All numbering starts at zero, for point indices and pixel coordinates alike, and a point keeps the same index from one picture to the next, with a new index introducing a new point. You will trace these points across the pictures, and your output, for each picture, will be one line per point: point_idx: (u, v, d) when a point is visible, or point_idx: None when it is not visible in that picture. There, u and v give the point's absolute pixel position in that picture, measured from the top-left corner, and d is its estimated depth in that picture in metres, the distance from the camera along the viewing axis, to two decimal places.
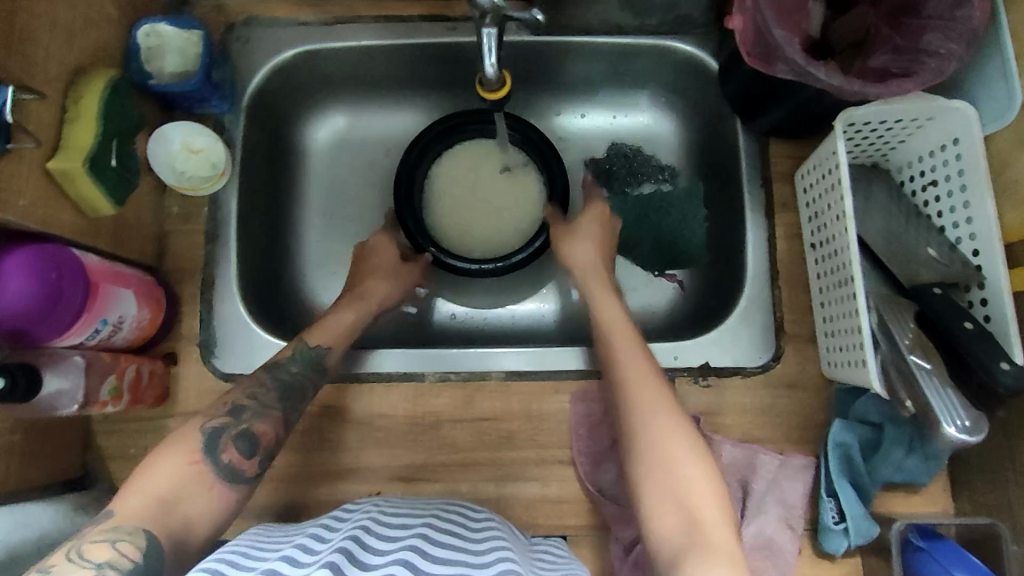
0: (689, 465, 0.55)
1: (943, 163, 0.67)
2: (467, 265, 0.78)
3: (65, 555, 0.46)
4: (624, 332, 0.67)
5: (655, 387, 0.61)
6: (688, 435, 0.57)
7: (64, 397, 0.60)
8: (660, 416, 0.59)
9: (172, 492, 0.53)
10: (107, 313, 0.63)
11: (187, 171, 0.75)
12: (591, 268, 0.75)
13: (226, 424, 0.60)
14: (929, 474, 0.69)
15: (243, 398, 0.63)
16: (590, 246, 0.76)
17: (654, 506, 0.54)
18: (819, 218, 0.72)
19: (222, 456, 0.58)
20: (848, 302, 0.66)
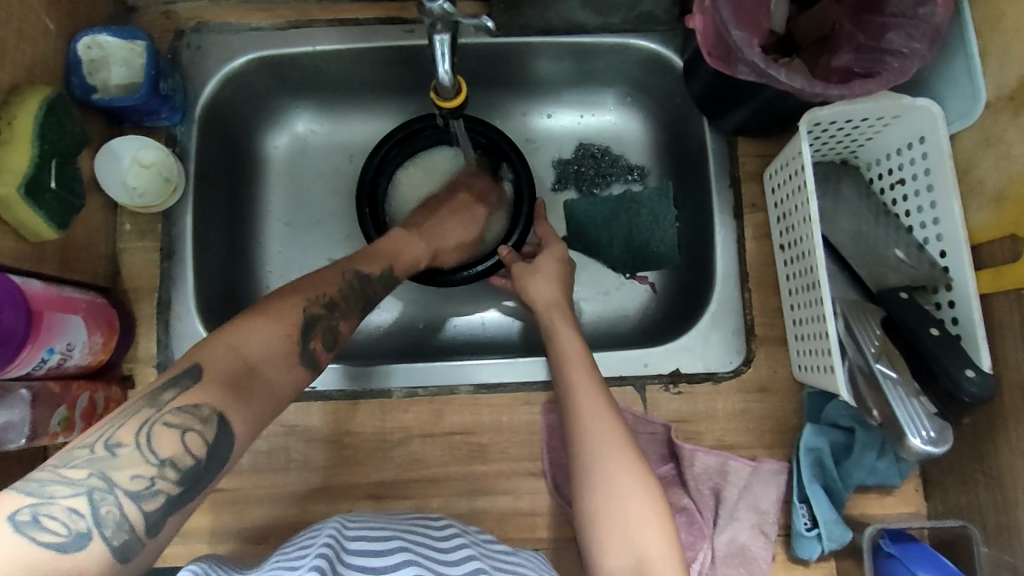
0: (640, 510, 0.55)
1: (910, 162, 0.65)
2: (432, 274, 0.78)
3: (135, 437, 0.44)
4: (575, 364, 0.66)
5: (608, 424, 0.60)
6: (640, 477, 0.57)
7: (11, 430, 0.57)
8: (613, 456, 0.58)
9: (255, 361, 0.51)
10: (54, 341, 0.60)
11: (137, 188, 0.72)
12: (550, 303, 0.74)
13: (320, 315, 0.57)
14: (902, 476, 0.68)
15: (336, 294, 0.60)
16: (552, 283, 0.75)
17: (604, 542, 0.54)
18: (786, 220, 0.70)
19: (310, 346, 0.55)
20: (816, 306, 0.65)
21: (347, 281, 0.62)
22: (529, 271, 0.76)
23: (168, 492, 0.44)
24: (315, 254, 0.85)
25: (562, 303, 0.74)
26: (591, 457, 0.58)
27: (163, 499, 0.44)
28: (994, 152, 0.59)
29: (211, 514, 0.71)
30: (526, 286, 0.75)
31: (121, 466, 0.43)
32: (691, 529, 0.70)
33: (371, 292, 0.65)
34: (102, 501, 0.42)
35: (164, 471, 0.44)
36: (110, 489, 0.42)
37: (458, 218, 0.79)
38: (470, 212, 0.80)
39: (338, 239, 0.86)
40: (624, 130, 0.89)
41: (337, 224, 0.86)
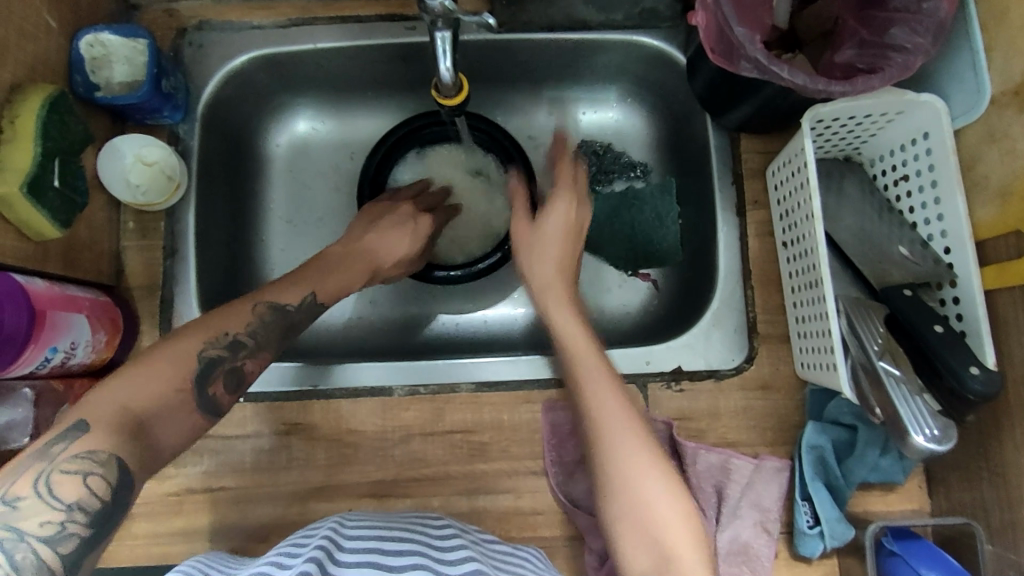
0: (661, 503, 0.52)
1: (914, 158, 0.65)
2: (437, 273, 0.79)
3: (34, 487, 0.45)
4: (581, 342, 0.62)
5: (621, 411, 0.57)
6: (658, 466, 0.54)
7: (14, 430, 0.58)
8: (629, 446, 0.55)
9: (145, 414, 0.49)
10: (57, 341, 0.60)
11: (139, 185, 0.72)
12: (551, 274, 0.68)
13: (219, 357, 0.55)
14: (905, 473, 0.68)
15: (241, 331, 0.58)
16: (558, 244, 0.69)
17: (627, 543, 0.52)
18: (789, 217, 0.70)
19: (209, 390, 0.54)
20: (818, 305, 0.64)
21: (260, 314, 0.59)
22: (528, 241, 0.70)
23: (81, 533, 0.45)
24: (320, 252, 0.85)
25: (564, 273, 0.68)
26: (608, 448, 0.55)
27: (76, 542, 0.45)
28: (999, 147, 0.59)
29: (214, 512, 0.71)
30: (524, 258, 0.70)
31: (25, 515, 0.44)
32: None
33: (291, 324, 0.62)
34: (14, 548, 0.43)
35: (72, 514, 0.45)
36: (19, 537, 0.43)
37: (399, 233, 0.73)
38: (412, 227, 0.75)
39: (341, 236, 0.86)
40: (626, 126, 0.89)
41: (342, 221, 0.86)
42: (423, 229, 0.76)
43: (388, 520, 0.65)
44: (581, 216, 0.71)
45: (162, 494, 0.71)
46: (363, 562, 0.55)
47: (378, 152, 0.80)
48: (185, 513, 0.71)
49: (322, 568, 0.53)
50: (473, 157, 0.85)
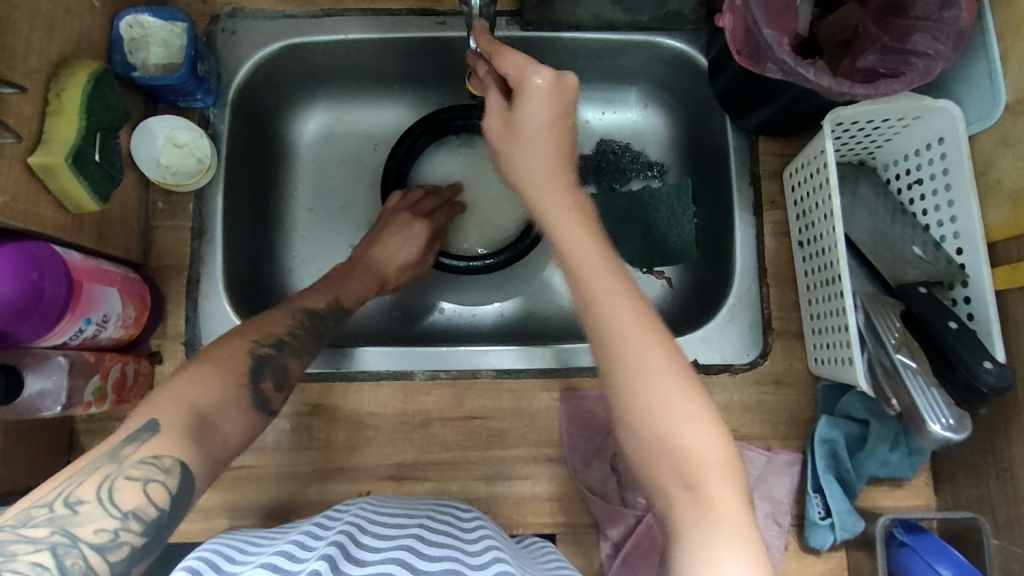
0: (684, 428, 0.47)
1: (928, 162, 0.67)
2: (457, 264, 0.82)
3: (95, 492, 0.46)
4: (589, 262, 0.55)
5: (637, 324, 0.52)
6: (683, 389, 0.49)
7: (47, 398, 0.59)
8: (648, 365, 0.50)
9: (209, 410, 0.53)
10: (90, 312, 0.62)
11: (171, 166, 0.74)
12: (544, 173, 0.60)
13: (269, 355, 0.60)
14: (913, 470, 0.70)
15: (284, 331, 0.63)
16: (541, 114, 0.59)
17: (656, 475, 0.48)
18: (807, 217, 0.72)
19: (262, 386, 0.58)
20: (835, 301, 0.66)
21: (296, 319, 0.65)
22: (511, 136, 0.62)
23: (134, 542, 0.46)
24: (342, 239, 0.87)
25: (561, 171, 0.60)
26: (628, 361, 0.50)
27: (127, 551, 0.45)
28: (1013, 153, 0.61)
29: (233, 491, 0.72)
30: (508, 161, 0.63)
31: (84, 520, 0.44)
32: None
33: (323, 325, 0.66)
34: (66, 554, 0.43)
35: (128, 522, 0.46)
36: (73, 543, 0.43)
37: (399, 242, 0.76)
38: (413, 233, 0.77)
39: (362, 224, 0.87)
40: (644, 127, 0.91)
41: (364, 210, 0.88)
42: (419, 233, 0.78)
43: (405, 504, 0.66)
44: (562, 89, 0.58)
45: None
46: (383, 547, 0.56)
47: (398, 148, 0.82)
48: (206, 490, 0.72)
49: (344, 550, 0.53)
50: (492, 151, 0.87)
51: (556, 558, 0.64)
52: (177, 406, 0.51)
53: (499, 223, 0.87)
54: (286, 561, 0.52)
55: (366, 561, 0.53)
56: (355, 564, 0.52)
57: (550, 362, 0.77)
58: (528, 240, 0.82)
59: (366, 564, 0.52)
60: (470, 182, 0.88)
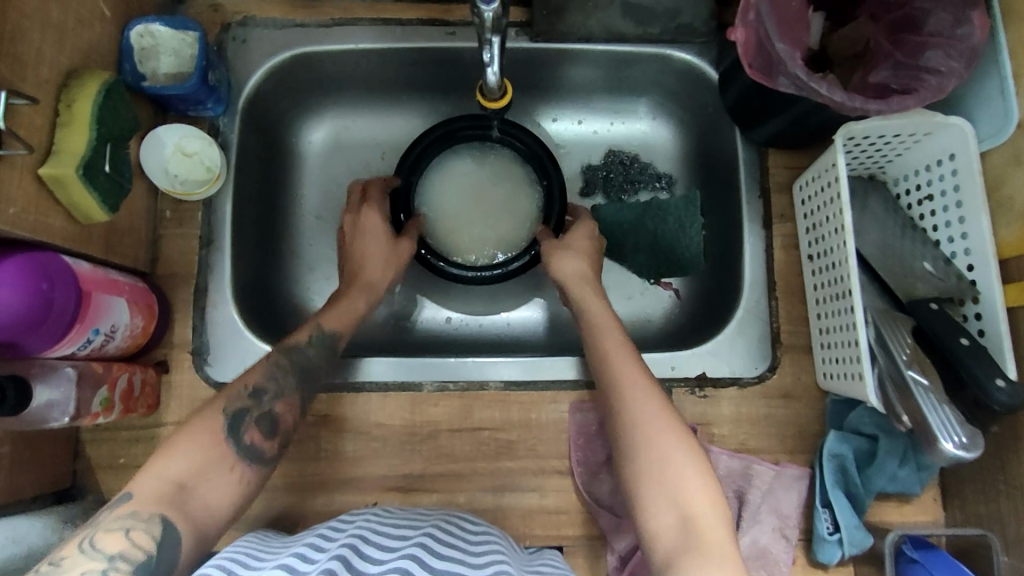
0: (674, 459, 0.56)
1: (939, 178, 0.67)
2: (461, 271, 0.79)
3: (79, 546, 0.47)
4: (606, 333, 0.67)
5: (644, 387, 0.62)
6: (680, 442, 0.57)
7: (55, 409, 0.59)
8: (646, 410, 0.60)
9: (187, 476, 0.53)
10: (99, 322, 0.61)
11: (178, 175, 0.73)
12: (585, 277, 0.74)
13: (247, 407, 0.60)
14: (922, 484, 0.70)
15: (263, 379, 0.63)
16: (580, 259, 0.75)
17: (650, 506, 0.55)
18: (818, 231, 0.72)
19: (243, 438, 0.58)
20: (846, 316, 0.66)
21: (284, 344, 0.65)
22: (560, 247, 0.76)
23: None
24: None
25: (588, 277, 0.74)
26: (633, 417, 0.59)
27: None
28: None
29: None
30: (552, 264, 0.75)
31: (69, 566, 0.45)
32: None
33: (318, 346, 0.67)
34: None
35: (115, 563, 0.47)
36: None
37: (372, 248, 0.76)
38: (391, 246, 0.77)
39: None
40: (653, 138, 0.90)
41: None
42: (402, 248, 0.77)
43: (409, 516, 0.66)
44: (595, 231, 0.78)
45: None
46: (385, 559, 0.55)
47: (410, 154, 0.80)
48: None
49: (347, 563, 0.53)
50: (500, 165, 0.87)
51: (546, 564, 0.65)
52: (154, 477, 0.52)
53: (505, 235, 0.87)
54: (286, 573, 0.51)
55: (368, 572, 0.52)
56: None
57: (571, 373, 0.76)
58: (534, 252, 0.79)
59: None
60: (475, 195, 0.86)
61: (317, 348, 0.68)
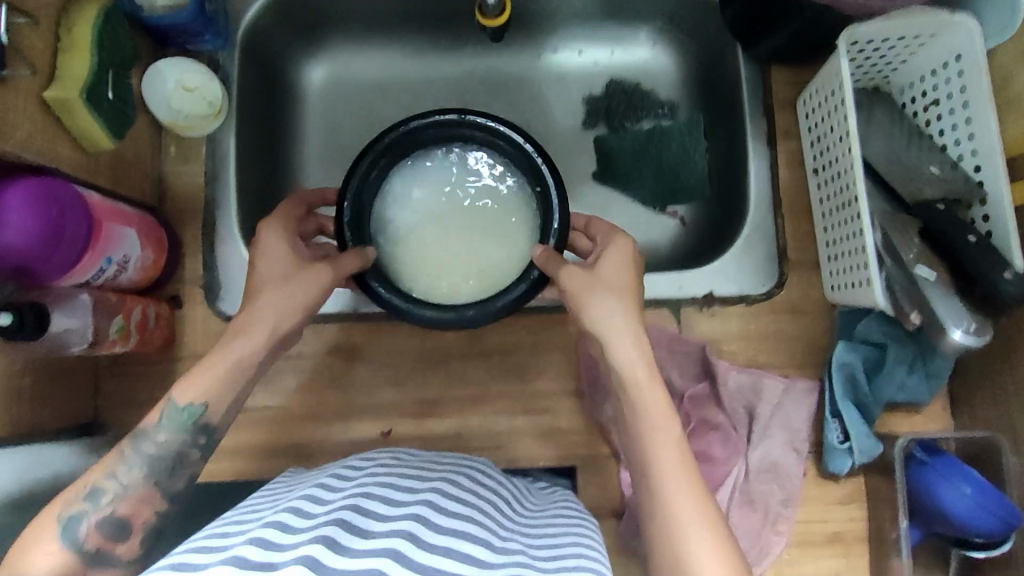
0: (679, 503, 0.51)
1: (945, 82, 0.66)
2: (429, 313, 0.62)
3: None
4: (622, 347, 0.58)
5: (665, 427, 0.54)
6: (711, 526, 0.50)
7: (75, 335, 0.60)
8: (658, 444, 0.53)
9: None
10: (111, 251, 0.62)
11: (180, 109, 0.73)
12: (623, 331, 0.58)
13: (83, 510, 0.51)
14: (930, 394, 0.71)
15: (103, 476, 0.53)
16: (609, 286, 0.60)
17: (656, 554, 0.51)
18: (822, 142, 0.72)
19: (86, 540, 0.50)
20: (852, 224, 0.66)
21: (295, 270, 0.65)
22: (593, 287, 0.59)
23: None
24: None
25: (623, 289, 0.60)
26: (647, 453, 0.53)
27: None
28: None
29: (259, 432, 0.73)
30: (584, 306, 0.59)
31: None
32: (726, 445, 0.73)
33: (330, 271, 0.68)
34: None
35: None
36: None
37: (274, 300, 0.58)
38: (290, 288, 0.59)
39: None
40: (655, 65, 0.89)
41: None
42: (303, 295, 0.59)
43: (419, 463, 0.60)
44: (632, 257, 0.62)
45: None
46: (396, 514, 0.49)
47: (355, 166, 0.63)
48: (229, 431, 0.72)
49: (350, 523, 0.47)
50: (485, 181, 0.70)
51: (565, 506, 0.63)
52: None
53: (501, 261, 0.69)
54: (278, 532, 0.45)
55: (370, 534, 0.46)
56: (360, 536, 0.46)
57: None
58: (534, 273, 0.62)
59: (371, 537, 0.46)
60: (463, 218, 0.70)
61: (173, 427, 0.55)
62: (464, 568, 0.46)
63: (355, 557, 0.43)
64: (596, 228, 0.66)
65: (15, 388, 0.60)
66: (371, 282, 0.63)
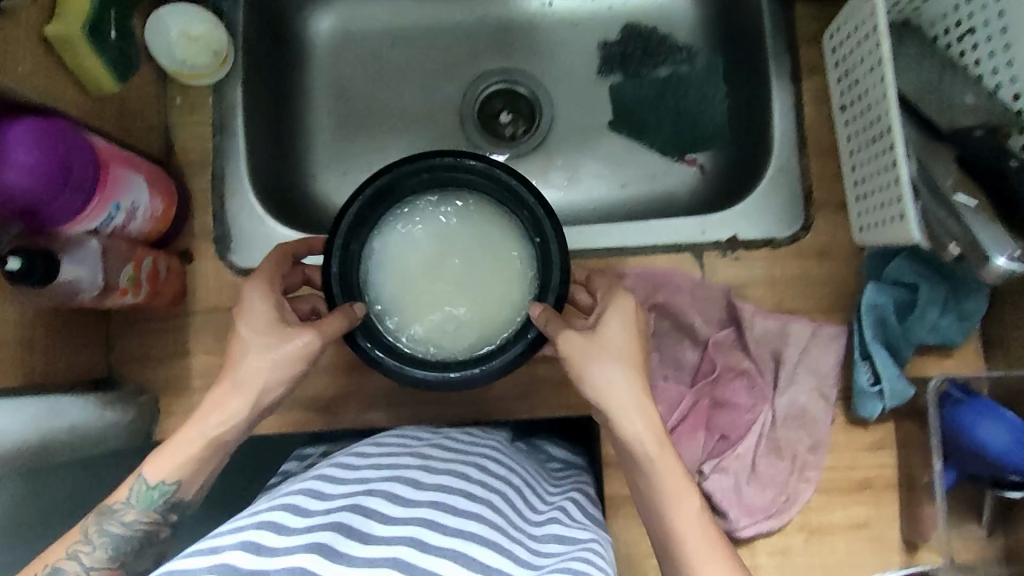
0: (694, 542, 0.52)
1: (982, 7, 0.62)
2: (420, 374, 0.59)
3: None
4: (621, 398, 0.56)
5: (670, 466, 0.55)
6: (722, 566, 0.51)
7: (85, 282, 0.58)
8: (665, 485, 0.54)
9: None
10: (119, 198, 0.61)
11: (185, 59, 0.71)
12: (627, 394, 0.55)
13: None
14: (964, 335, 0.69)
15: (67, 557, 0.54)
16: (610, 351, 0.57)
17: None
18: (850, 77, 0.69)
19: None
20: (883, 158, 0.64)
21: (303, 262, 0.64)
22: (595, 353, 0.56)
23: None
24: (367, 140, 0.85)
25: (624, 345, 0.57)
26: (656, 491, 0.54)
27: None
28: None
29: None
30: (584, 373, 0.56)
31: None
32: (752, 392, 0.71)
33: None
34: None
35: None
36: None
37: (258, 362, 0.56)
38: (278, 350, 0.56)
39: (387, 124, 0.85)
40: (672, 9, 0.86)
41: (384, 113, 0.85)
42: (292, 358, 0.57)
43: (427, 445, 0.60)
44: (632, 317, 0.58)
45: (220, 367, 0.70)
46: (401, 515, 0.49)
47: (344, 214, 0.60)
48: None
49: (352, 529, 0.47)
50: (479, 226, 0.66)
51: (570, 497, 0.62)
52: None
53: (496, 312, 0.65)
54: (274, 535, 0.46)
55: (372, 538, 0.47)
56: (359, 541, 0.46)
57: (605, 241, 0.75)
58: (532, 335, 0.59)
59: (373, 543, 0.46)
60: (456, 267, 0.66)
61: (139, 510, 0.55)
62: (468, 571, 0.46)
63: (349, 567, 0.44)
64: (599, 283, 0.64)
65: (25, 339, 0.58)
66: (360, 339, 0.60)
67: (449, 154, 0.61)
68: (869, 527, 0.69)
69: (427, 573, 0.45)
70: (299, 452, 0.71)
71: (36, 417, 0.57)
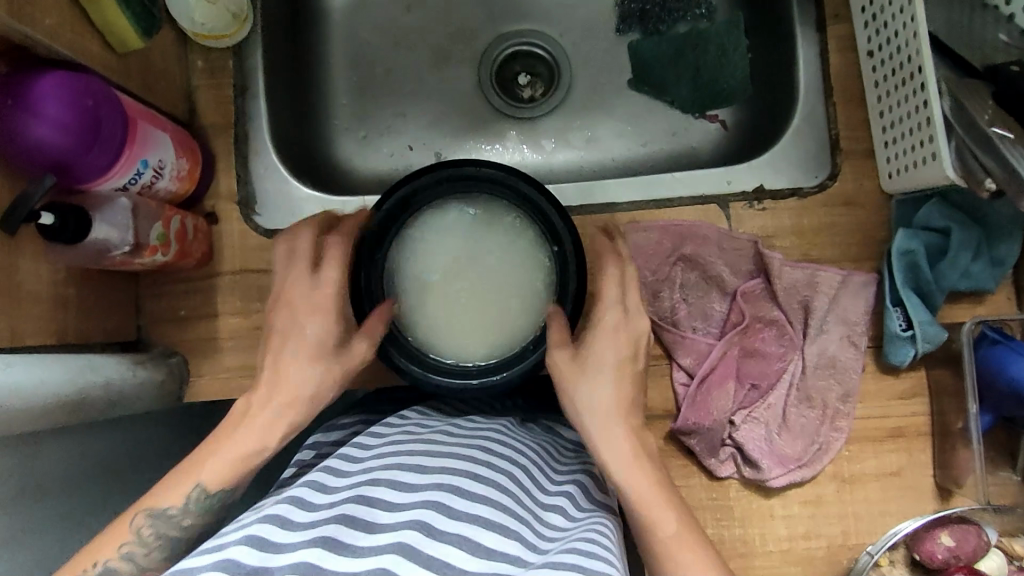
0: (672, 546, 0.50)
1: None
2: (442, 380, 0.62)
3: None
4: (606, 405, 0.55)
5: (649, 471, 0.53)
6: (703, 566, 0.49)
7: (115, 240, 0.59)
8: (642, 489, 0.52)
9: None
10: (147, 155, 0.61)
11: (205, 22, 0.69)
12: (611, 403, 0.55)
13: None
14: (996, 281, 0.68)
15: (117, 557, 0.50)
16: (599, 360, 0.56)
17: None
18: (878, 20, 0.68)
19: None
20: (913, 99, 0.64)
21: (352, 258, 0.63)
22: (580, 366, 0.56)
23: None
24: (387, 105, 0.85)
25: (611, 354, 0.57)
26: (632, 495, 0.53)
27: None
28: None
29: None
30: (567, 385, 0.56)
31: None
32: (782, 342, 0.71)
33: None
34: None
35: None
36: None
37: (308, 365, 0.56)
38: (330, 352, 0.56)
39: (407, 87, 0.85)
40: None
41: (403, 76, 0.85)
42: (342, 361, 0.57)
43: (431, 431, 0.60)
44: (627, 324, 0.58)
45: (249, 328, 0.71)
46: (406, 501, 0.49)
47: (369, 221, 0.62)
48: None
49: (354, 518, 0.47)
50: (501, 237, 0.67)
51: (575, 481, 0.61)
52: None
53: (515, 321, 0.65)
54: (279, 529, 0.46)
55: (377, 526, 0.47)
56: (364, 531, 0.46)
57: (628, 194, 0.75)
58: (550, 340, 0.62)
59: (377, 532, 0.46)
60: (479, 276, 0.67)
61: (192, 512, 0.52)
62: (472, 555, 0.45)
63: (358, 557, 0.44)
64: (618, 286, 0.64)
65: (59, 299, 0.59)
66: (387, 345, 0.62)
67: (472, 164, 0.62)
68: (901, 476, 0.69)
69: (434, 559, 0.44)
70: (313, 440, 0.66)
71: (78, 368, 0.57)
